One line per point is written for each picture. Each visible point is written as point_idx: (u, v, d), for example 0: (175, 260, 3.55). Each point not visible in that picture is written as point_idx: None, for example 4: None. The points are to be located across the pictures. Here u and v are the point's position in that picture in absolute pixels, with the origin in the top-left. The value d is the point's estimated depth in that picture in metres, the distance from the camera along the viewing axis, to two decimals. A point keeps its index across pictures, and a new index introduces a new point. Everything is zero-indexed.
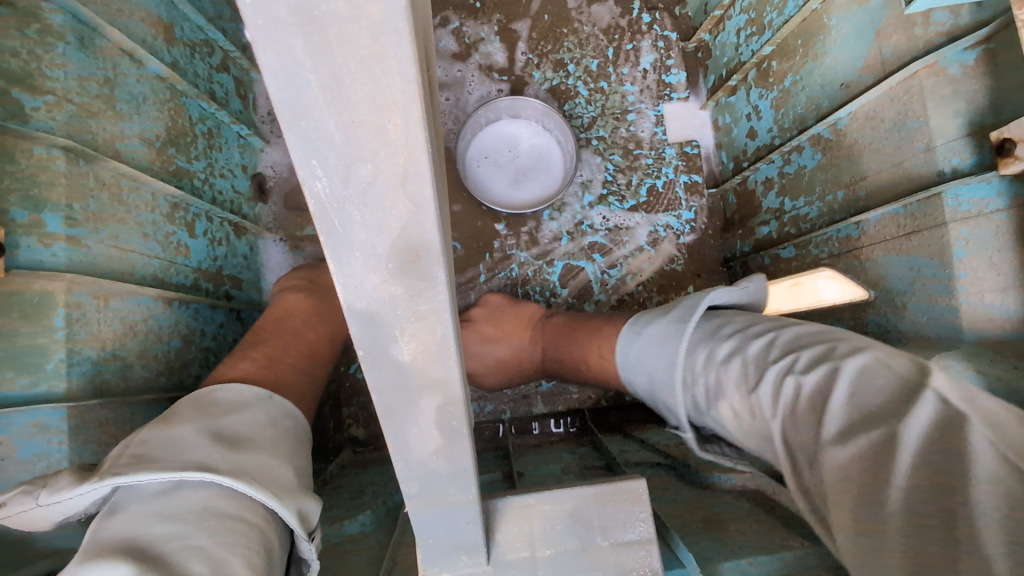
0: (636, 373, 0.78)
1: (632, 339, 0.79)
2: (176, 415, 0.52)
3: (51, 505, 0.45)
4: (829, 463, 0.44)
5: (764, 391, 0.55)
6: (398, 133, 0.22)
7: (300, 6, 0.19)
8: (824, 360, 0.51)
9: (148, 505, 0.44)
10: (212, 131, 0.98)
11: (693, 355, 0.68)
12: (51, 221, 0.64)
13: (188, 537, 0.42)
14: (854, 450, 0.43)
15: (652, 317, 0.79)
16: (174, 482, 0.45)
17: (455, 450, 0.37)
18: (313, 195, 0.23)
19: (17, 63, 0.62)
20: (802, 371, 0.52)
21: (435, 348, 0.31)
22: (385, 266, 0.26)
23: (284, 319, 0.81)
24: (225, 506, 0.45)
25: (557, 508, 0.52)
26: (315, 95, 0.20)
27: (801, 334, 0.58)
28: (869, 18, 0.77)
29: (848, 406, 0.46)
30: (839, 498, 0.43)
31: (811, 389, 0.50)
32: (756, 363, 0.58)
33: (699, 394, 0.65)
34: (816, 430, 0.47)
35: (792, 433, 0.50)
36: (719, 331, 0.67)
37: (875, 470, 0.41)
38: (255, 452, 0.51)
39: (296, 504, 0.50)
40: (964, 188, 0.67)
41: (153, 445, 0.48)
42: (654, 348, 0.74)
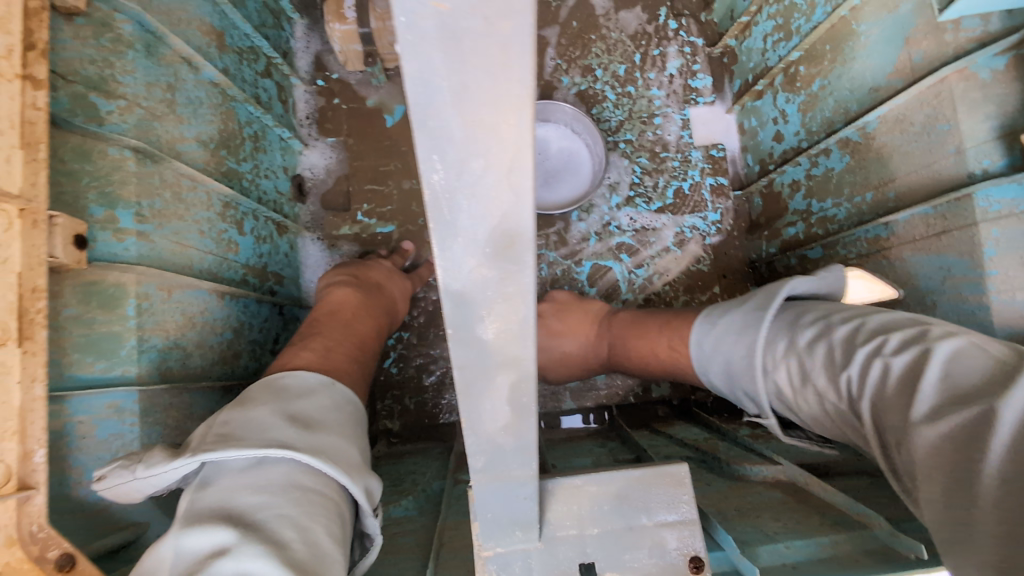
0: (709, 363, 0.83)
1: (707, 330, 0.83)
2: (252, 399, 0.58)
3: (145, 478, 0.51)
4: (919, 444, 0.50)
5: (857, 374, 0.61)
6: (510, 131, 0.26)
7: (446, 25, 0.23)
8: (915, 342, 0.58)
9: (237, 477, 0.49)
10: (258, 134, 1.02)
11: (773, 344, 0.73)
12: (123, 217, 0.68)
13: (276, 506, 0.48)
14: (943, 431, 0.48)
15: (723, 308, 0.83)
16: (257, 459, 0.51)
17: (521, 426, 0.40)
18: (429, 186, 0.27)
19: (94, 70, 0.67)
20: (891, 354, 0.59)
21: (516, 328, 0.34)
22: (482, 250, 0.29)
23: (336, 311, 0.85)
24: (306, 481, 0.51)
25: (604, 490, 0.54)
26: (445, 98, 0.25)
27: (890, 320, 0.64)
28: (898, 24, 0.79)
29: (943, 384, 0.52)
30: (930, 477, 0.48)
31: (903, 369, 0.56)
32: (846, 350, 0.64)
33: (784, 381, 0.71)
34: (903, 413, 0.53)
35: (884, 414, 0.56)
36: (799, 320, 0.73)
37: (970, 442, 0.46)
38: (325, 433, 0.57)
39: (363, 481, 0.56)
40: (995, 189, 0.69)
41: (235, 426, 0.53)
42: (731, 336, 0.79)
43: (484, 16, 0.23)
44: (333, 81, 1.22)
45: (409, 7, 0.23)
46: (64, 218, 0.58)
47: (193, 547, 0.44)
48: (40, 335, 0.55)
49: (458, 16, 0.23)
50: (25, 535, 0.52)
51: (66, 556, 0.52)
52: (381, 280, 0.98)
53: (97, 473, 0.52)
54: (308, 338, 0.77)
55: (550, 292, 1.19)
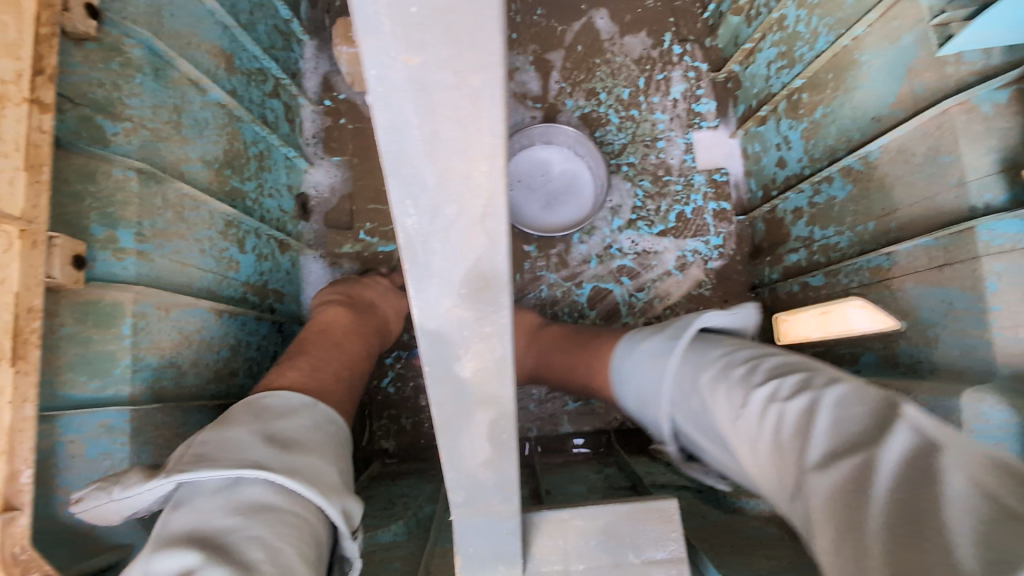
0: (629, 387, 0.81)
1: (629, 355, 0.82)
2: (233, 419, 0.58)
3: (121, 499, 0.51)
4: (812, 492, 0.46)
5: (751, 416, 0.57)
6: (482, 178, 0.26)
7: (416, 78, 0.24)
8: (805, 388, 0.54)
9: (210, 498, 0.49)
10: (264, 154, 1.04)
11: (687, 378, 0.70)
12: (123, 237, 0.69)
13: (246, 527, 0.47)
14: (833, 479, 0.44)
15: (643, 333, 0.83)
16: (232, 480, 0.51)
17: (502, 462, 0.39)
18: (403, 230, 0.27)
19: (101, 93, 0.68)
20: (785, 398, 0.55)
21: (494, 367, 0.33)
22: (457, 291, 0.29)
23: (326, 330, 0.86)
24: (279, 502, 0.50)
25: (591, 524, 0.54)
26: (417, 147, 0.25)
27: (786, 362, 0.61)
28: (899, 56, 0.79)
29: (830, 437, 0.48)
30: (823, 530, 0.43)
31: (796, 415, 0.52)
32: (739, 390, 0.60)
33: (701, 421, 0.66)
34: (796, 459, 0.49)
35: (779, 461, 0.52)
36: (709, 355, 0.69)
37: (854, 496, 0.42)
38: (304, 454, 0.56)
39: (342, 502, 0.55)
40: (998, 223, 0.68)
41: (212, 446, 0.53)
42: (651, 365, 0.76)
43: (454, 70, 0.23)
44: (340, 101, 1.24)
45: (379, 61, 0.23)
46: (64, 239, 0.59)
47: (160, 569, 0.44)
48: (33, 355, 0.55)
49: (428, 70, 0.23)
50: (7, 556, 0.52)
51: None
52: (374, 299, 0.99)
53: (75, 495, 0.52)
54: (297, 356, 0.77)
55: (550, 313, 1.19)
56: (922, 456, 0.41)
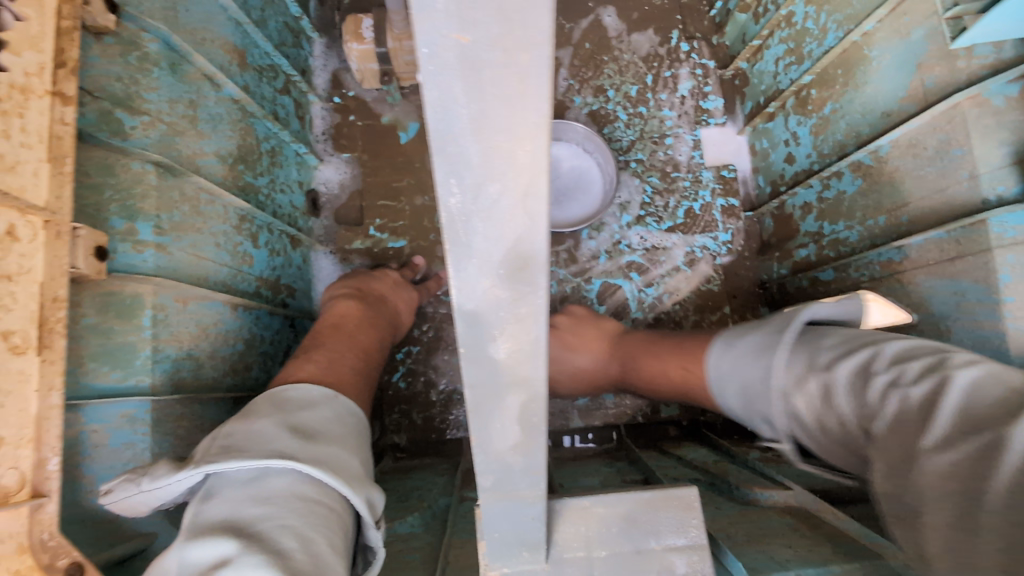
0: (729, 388, 0.79)
1: (727, 351, 0.81)
2: (256, 412, 0.58)
3: (150, 490, 0.51)
4: (929, 470, 0.50)
5: (871, 400, 0.59)
6: (525, 157, 0.26)
7: (466, 57, 0.24)
8: (933, 371, 0.57)
9: (241, 489, 0.50)
10: (275, 150, 1.04)
11: (794, 364, 0.71)
12: (142, 229, 0.69)
13: (278, 517, 0.48)
14: (954, 456, 0.49)
15: (741, 331, 0.82)
16: (259, 471, 0.51)
17: (531, 446, 0.40)
18: (446, 209, 0.28)
19: (120, 87, 0.69)
20: (911, 383, 0.57)
21: (528, 349, 0.34)
22: (496, 271, 0.30)
23: (339, 324, 0.86)
24: (308, 491, 0.51)
25: (612, 511, 0.54)
26: (464, 125, 0.25)
27: (908, 348, 0.62)
28: (910, 50, 0.79)
29: (956, 417, 0.51)
30: (941, 501, 0.48)
31: (919, 399, 0.55)
32: (862, 377, 0.62)
33: (804, 405, 0.67)
34: (914, 438, 0.53)
35: (891, 438, 0.55)
36: (822, 344, 0.70)
37: (980, 469, 0.47)
38: (327, 445, 0.57)
39: (365, 492, 0.55)
40: (1009, 215, 0.68)
41: (238, 438, 0.54)
42: (749, 357, 0.76)
43: (503, 48, 0.24)
44: (349, 98, 1.24)
45: (431, 39, 0.24)
46: (87, 230, 0.60)
47: (196, 558, 0.44)
48: (59, 344, 0.56)
49: (479, 48, 0.24)
50: (36, 543, 0.52)
51: (76, 565, 0.53)
52: (385, 292, 0.99)
53: (104, 487, 0.53)
54: (312, 351, 0.77)
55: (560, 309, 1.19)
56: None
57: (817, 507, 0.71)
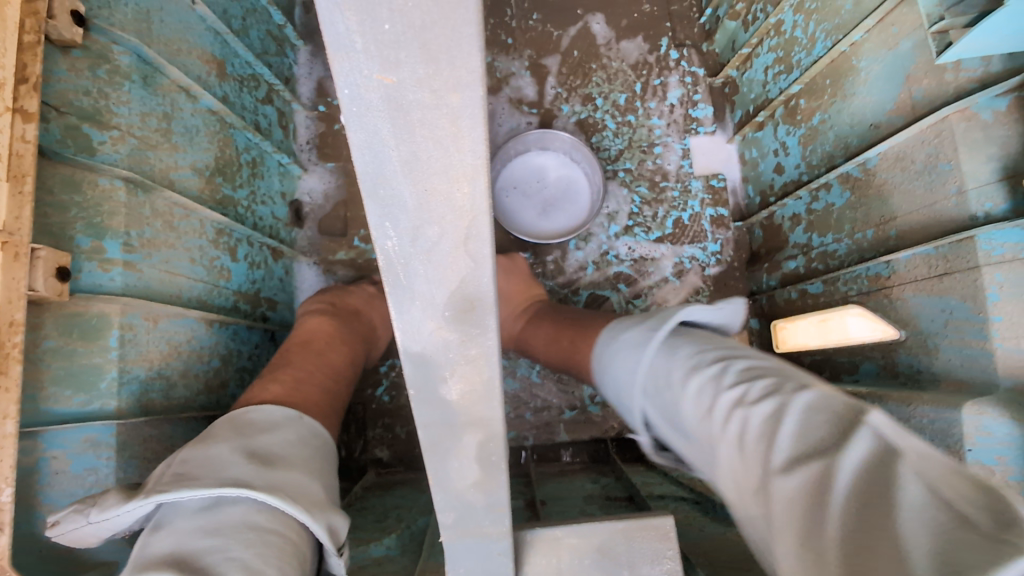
0: (608, 379, 0.73)
1: (609, 343, 0.74)
2: (216, 435, 0.56)
3: (99, 522, 0.49)
4: (777, 496, 0.43)
5: (716, 418, 0.53)
6: (464, 199, 0.25)
7: (391, 98, 0.22)
8: (776, 391, 0.50)
9: (191, 520, 0.48)
10: (256, 160, 1.03)
11: (656, 367, 0.64)
12: (110, 247, 0.68)
13: (226, 549, 0.47)
14: (800, 483, 0.42)
15: (630, 322, 0.74)
16: (213, 500, 0.49)
17: (492, 484, 0.38)
18: (383, 252, 0.26)
19: (88, 101, 0.67)
20: (754, 401, 0.50)
21: (482, 389, 0.32)
22: (441, 314, 0.28)
23: (308, 340, 0.84)
24: (261, 521, 0.49)
25: (585, 542, 0.52)
26: (395, 167, 0.24)
27: (754, 366, 0.55)
28: (898, 62, 0.78)
29: (796, 443, 0.45)
30: (786, 527, 0.42)
31: (762, 420, 0.48)
32: (706, 389, 0.56)
33: (660, 412, 0.62)
34: (761, 462, 0.46)
35: (743, 464, 0.48)
36: (681, 349, 0.63)
37: (816, 504, 0.40)
38: (287, 469, 0.54)
39: (326, 518, 0.53)
40: (997, 232, 0.67)
41: (193, 463, 0.52)
42: (622, 355, 0.69)
43: (431, 88, 0.22)
44: (335, 106, 1.23)
45: (352, 79, 0.22)
46: (48, 250, 0.58)
47: None
48: (15, 370, 0.54)
49: (404, 88, 0.22)
50: None
51: None
52: (359, 305, 0.98)
53: (51, 518, 0.51)
54: (277, 370, 0.75)
55: None
56: (880, 467, 0.39)
57: None
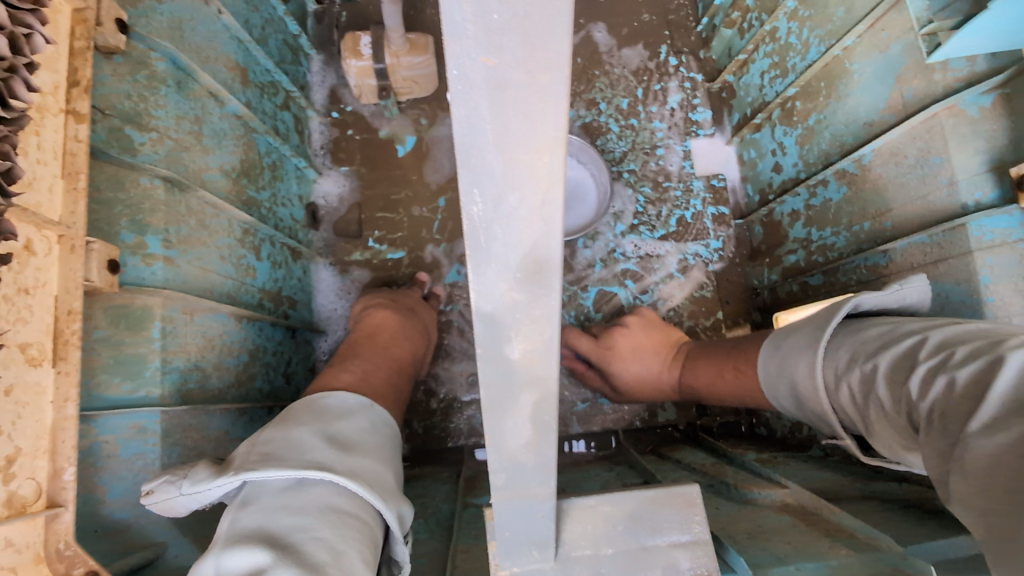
0: (782, 386, 0.77)
1: (774, 351, 0.79)
2: (295, 419, 0.61)
3: (191, 493, 0.54)
4: (975, 453, 0.45)
5: (915, 392, 0.55)
6: (544, 168, 0.29)
7: (492, 77, 0.27)
8: (983, 354, 0.52)
9: (276, 496, 0.52)
10: (276, 164, 1.06)
11: (840, 357, 0.68)
12: (151, 243, 0.71)
13: (311, 527, 0.50)
14: (1005, 441, 0.43)
15: (789, 331, 0.80)
16: (297, 480, 0.53)
17: (541, 444, 0.42)
18: (469, 216, 0.30)
19: (129, 104, 0.70)
20: (958, 365, 0.52)
21: (542, 348, 0.36)
22: (514, 275, 0.32)
23: (375, 334, 0.90)
24: (341, 504, 0.53)
25: (617, 509, 0.56)
26: (487, 138, 0.28)
27: (954, 335, 0.57)
28: (889, 64, 0.83)
29: (1007, 398, 0.46)
30: (984, 480, 0.44)
31: (971, 382, 0.50)
32: (907, 365, 0.58)
33: (852, 400, 0.65)
34: (963, 421, 0.48)
35: (943, 427, 0.50)
36: (869, 335, 0.66)
37: (1023, 463, 0.42)
38: (363, 456, 0.59)
39: (395, 507, 0.58)
40: (987, 219, 0.72)
41: (276, 445, 0.56)
42: (795, 356, 0.74)
43: (526, 69, 0.26)
44: (347, 112, 1.27)
45: (460, 63, 0.26)
46: (101, 244, 0.61)
47: (231, 566, 0.46)
48: (74, 356, 0.57)
49: (504, 69, 0.26)
50: (52, 552, 0.53)
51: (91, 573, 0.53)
52: (414, 306, 1.03)
53: (145, 487, 0.56)
54: (348, 361, 0.81)
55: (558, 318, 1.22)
56: None
57: (814, 505, 0.74)
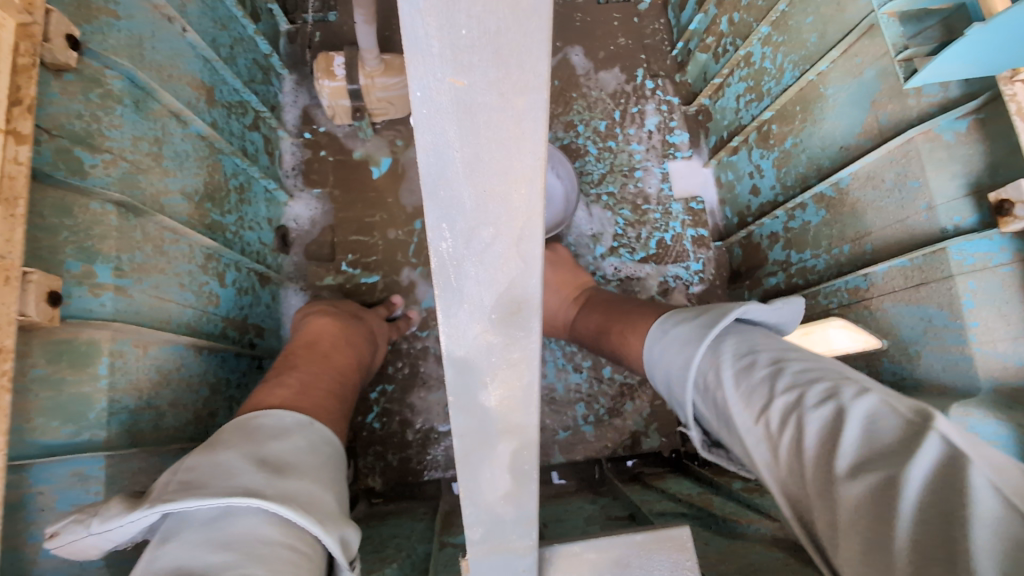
0: (658, 374, 0.68)
1: (660, 337, 0.69)
2: (223, 442, 0.56)
3: (101, 533, 0.49)
4: (841, 503, 0.41)
5: (773, 425, 0.50)
6: (521, 199, 0.27)
7: (461, 100, 0.25)
8: (832, 395, 0.48)
9: (198, 532, 0.48)
10: (244, 186, 1.02)
11: (713, 358, 0.60)
12: (101, 271, 0.66)
13: (237, 565, 0.46)
14: (866, 491, 0.40)
15: (681, 316, 0.69)
16: (224, 509, 0.49)
17: (522, 495, 0.38)
18: (437, 254, 0.28)
19: (80, 125, 0.66)
20: (811, 406, 0.48)
21: (520, 395, 0.32)
22: (488, 316, 0.29)
23: (314, 343, 0.85)
24: (274, 534, 0.49)
25: (603, 557, 0.52)
26: (458, 168, 0.26)
27: (809, 366, 0.53)
28: (863, 89, 0.84)
29: (861, 449, 0.43)
30: (850, 531, 0.40)
31: (820, 427, 0.46)
32: (761, 393, 0.53)
33: (712, 412, 0.59)
34: (822, 469, 0.44)
35: (798, 471, 0.47)
36: (745, 350, 0.58)
37: (880, 512, 0.39)
38: (297, 478, 0.55)
39: (338, 531, 0.54)
40: (966, 244, 0.71)
41: (201, 472, 0.52)
42: (672, 349, 0.65)
43: (500, 91, 0.25)
44: (320, 133, 1.23)
45: (425, 84, 0.25)
46: (40, 274, 0.56)
47: None
48: (3, 400, 0.52)
49: (473, 91, 0.25)
50: None
51: None
52: (357, 311, 1.00)
53: (50, 530, 0.51)
54: (284, 373, 0.76)
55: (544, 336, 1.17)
56: (949, 466, 0.37)
57: (805, 540, 0.71)
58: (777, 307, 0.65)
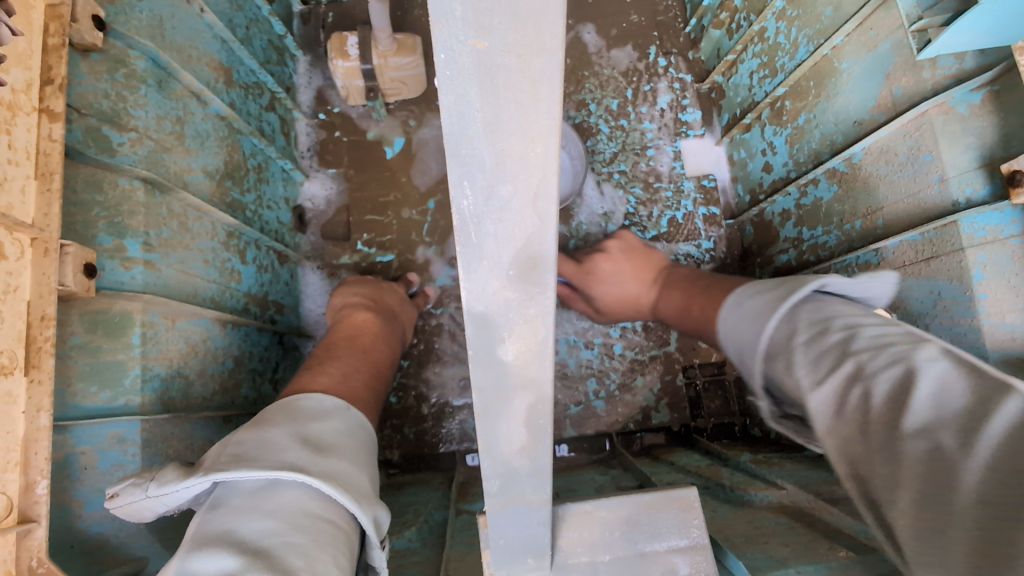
0: (731, 342, 0.74)
1: (740, 304, 0.74)
2: (270, 420, 0.60)
3: (158, 496, 0.53)
4: (907, 455, 0.45)
5: (833, 390, 0.54)
6: (537, 159, 0.29)
7: (481, 60, 0.27)
8: (900, 359, 0.51)
9: (246, 499, 0.51)
10: (262, 166, 1.04)
11: (791, 330, 0.64)
12: (131, 246, 0.68)
13: (283, 533, 0.50)
14: (926, 446, 0.44)
15: (757, 288, 0.75)
16: (269, 482, 0.53)
17: (537, 449, 0.40)
18: (458, 211, 0.30)
19: (107, 104, 0.68)
20: (876, 371, 0.52)
21: (536, 349, 0.34)
22: (506, 273, 0.31)
23: (355, 337, 0.88)
24: (314, 507, 0.53)
25: (614, 514, 0.55)
26: (478, 127, 0.28)
27: (885, 332, 0.57)
28: (878, 63, 0.83)
29: (932, 406, 0.46)
30: (907, 483, 0.44)
31: (887, 389, 0.50)
32: (835, 357, 0.56)
33: (780, 379, 0.63)
34: (888, 425, 0.48)
35: (859, 435, 0.50)
36: (826, 323, 0.61)
37: (935, 470, 0.42)
38: (337, 458, 0.58)
39: (372, 511, 0.57)
40: (978, 216, 0.71)
41: (249, 446, 0.55)
42: (749, 319, 0.71)
43: (518, 52, 0.27)
44: (335, 114, 1.25)
45: (449, 45, 0.27)
46: (76, 247, 0.59)
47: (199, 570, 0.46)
48: (47, 364, 0.55)
49: (493, 52, 0.27)
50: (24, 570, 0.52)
51: None
52: (395, 307, 1.02)
53: (109, 491, 0.54)
54: (325, 363, 0.79)
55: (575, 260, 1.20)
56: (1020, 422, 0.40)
57: (811, 506, 0.73)
58: (863, 281, 0.69)
